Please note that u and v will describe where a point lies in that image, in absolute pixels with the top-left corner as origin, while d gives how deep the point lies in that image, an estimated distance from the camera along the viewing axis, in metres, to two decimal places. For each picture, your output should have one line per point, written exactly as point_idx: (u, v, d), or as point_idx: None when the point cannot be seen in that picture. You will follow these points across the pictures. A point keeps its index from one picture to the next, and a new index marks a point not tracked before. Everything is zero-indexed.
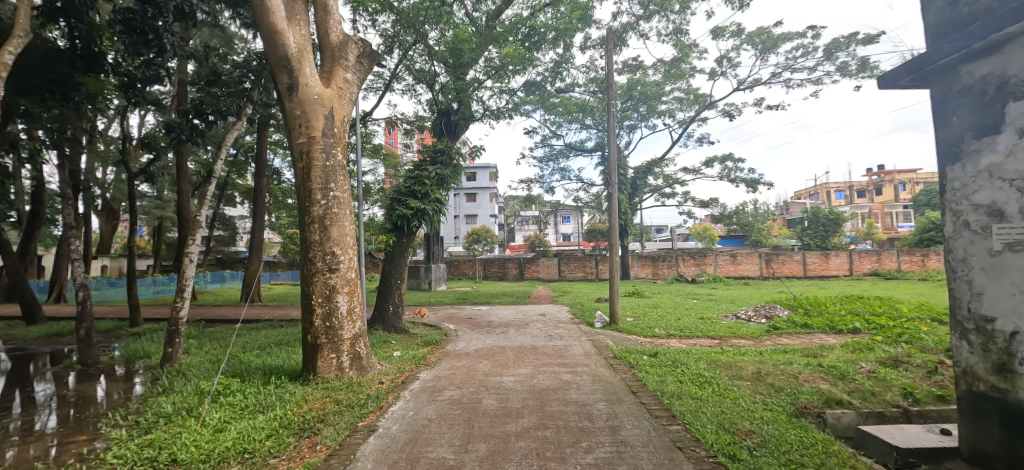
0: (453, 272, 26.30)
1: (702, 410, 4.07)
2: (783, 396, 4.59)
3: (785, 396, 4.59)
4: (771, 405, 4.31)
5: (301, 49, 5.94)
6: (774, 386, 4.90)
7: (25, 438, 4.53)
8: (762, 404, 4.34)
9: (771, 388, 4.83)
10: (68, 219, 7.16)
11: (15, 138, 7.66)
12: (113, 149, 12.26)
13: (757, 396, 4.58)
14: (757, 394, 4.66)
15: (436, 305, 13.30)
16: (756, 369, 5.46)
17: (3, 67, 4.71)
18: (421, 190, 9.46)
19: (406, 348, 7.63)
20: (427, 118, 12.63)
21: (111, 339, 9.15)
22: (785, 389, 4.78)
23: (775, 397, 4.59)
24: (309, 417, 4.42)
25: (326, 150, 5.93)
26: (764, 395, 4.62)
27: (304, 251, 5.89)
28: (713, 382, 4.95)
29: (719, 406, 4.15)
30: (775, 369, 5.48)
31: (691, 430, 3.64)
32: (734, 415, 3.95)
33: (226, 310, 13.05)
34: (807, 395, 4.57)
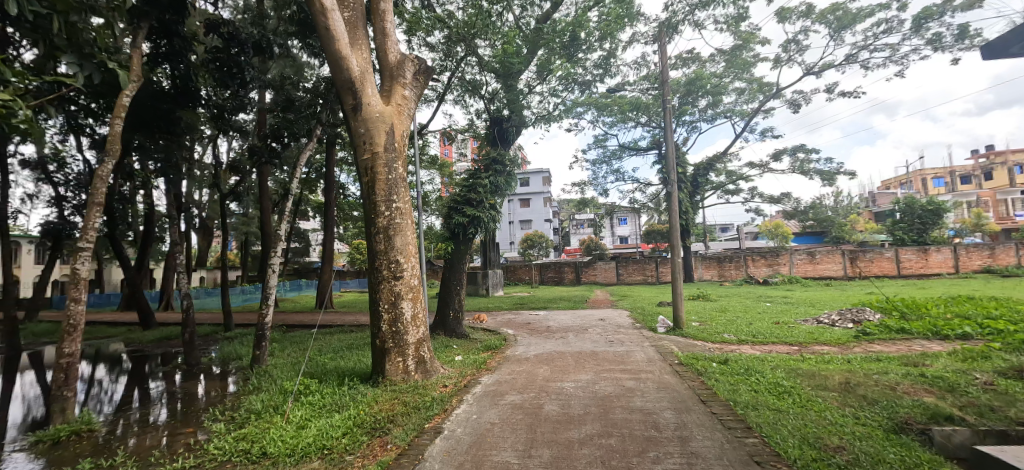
0: (510, 277, 26.57)
1: (782, 422, 3.85)
2: (878, 410, 4.21)
3: (881, 410, 4.21)
4: (865, 419, 3.97)
5: (363, 71, 6.35)
6: (867, 398, 4.50)
7: (143, 429, 5.19)
8: (853, 418, 4.01)
9: (863, 401, 4.45)
10: (173, 237, 8.08)
11: (131, 170, 8.82)
12: (207, 173, 13.69)
13: (846, 409, 4.24)
14: (845, 406, 4.32)
15: (495, 310, 13.51)
16: (845, 379, 5.06)
17: (124, 111, 5.50)
18: (476, 198, 9.76)
19: (467, 353, 7.83)
20: (480, 127, 12.97)
21: (209, 343, 10.18)
22: (880, 403, 4.38)
23: (868, 410, 4.23)
24: (380, 417, 4.68)
25: (388, 164, 6.29)
26: (856, 408, 4.27)
27: (371, 260, 6.27)
28: (794, 392, 4.65)
29: (802, 419, 3.89)
30: (867, 380, 5.04)
31: (771, 444, 3.44)
32: (820, 430, 3.69)
33: (304, 316, 14.09)
34: (908, 409, 4.16)
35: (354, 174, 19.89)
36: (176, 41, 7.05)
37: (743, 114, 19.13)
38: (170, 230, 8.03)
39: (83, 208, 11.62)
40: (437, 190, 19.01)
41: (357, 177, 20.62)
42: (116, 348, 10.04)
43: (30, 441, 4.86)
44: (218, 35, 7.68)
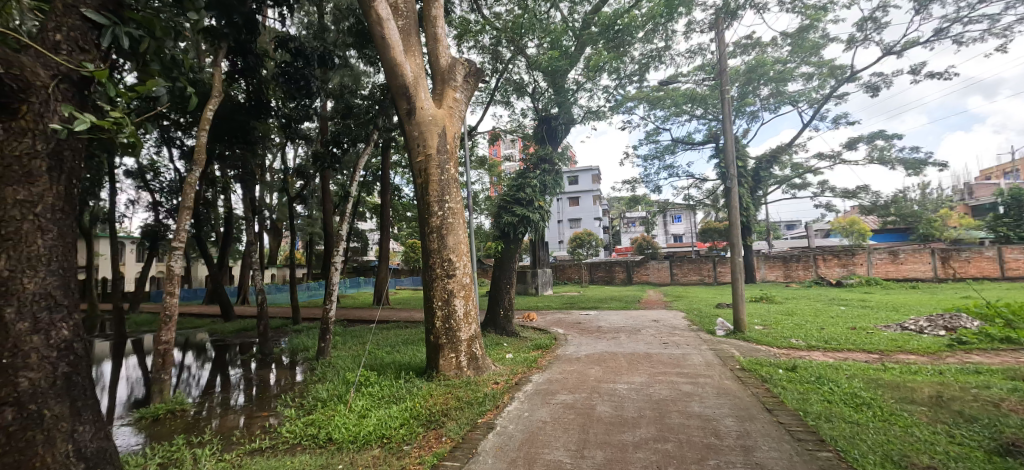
0: (559, 277, 26.52)
1: (860, 436, 3.59)
2: (976, 428, 3.81)
3: (981, 429, 3.81)
4: (960, 438, 3.61)
5: (416, 76, 6.59)
6: (963, 415, 4.09)
7: (225, 411, 5.70)
8: (946, 436, 3.67)
9: (958, 417, 4.05)
10: (249, 237, 8.79)
11: (212, 177, 9.68)
12: (276, 178, 14.72)
13: (937, 425, 3.88)
14: (937, 423, 3.94)
15: (545, 309, 13.53)
16: (936, 393, 4.62)
17: (208, 124, 6.06)
18: (526, 198, 9.86)
19: (517, 351, 7.91)
20: (528, 126, 13.05)
21: (279, 334, 10.95)
22: (979, 420, 3.96)
23: (965, 428, 3.84)
24: (434, 410, 4.85)
25: (441, 166, 6.48)
26: (949, 425, 3.90)
27: (425, 258, 6.51)
28: (875, 405, 4.31)
29: (885, 435, 3.61)
30: (963, 395, 4.57)
31: (847, 460, 3.23)
32: (907, 447, 3.40)
33: (364, 312, 14.81)
34: (1014, 429, 3.73)
35: (407, 176, 20.66)
36: (250, 59, 7.67)
37: (812, 101, 17.90)
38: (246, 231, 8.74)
39: (174, 212, 12.88)
40: (487, 190, 19.58)
41: (410, 179, 21.40)
42: (201, 338, 11.08)
43: (135, 418, 5.49)
44: (287, 50, 8.17)
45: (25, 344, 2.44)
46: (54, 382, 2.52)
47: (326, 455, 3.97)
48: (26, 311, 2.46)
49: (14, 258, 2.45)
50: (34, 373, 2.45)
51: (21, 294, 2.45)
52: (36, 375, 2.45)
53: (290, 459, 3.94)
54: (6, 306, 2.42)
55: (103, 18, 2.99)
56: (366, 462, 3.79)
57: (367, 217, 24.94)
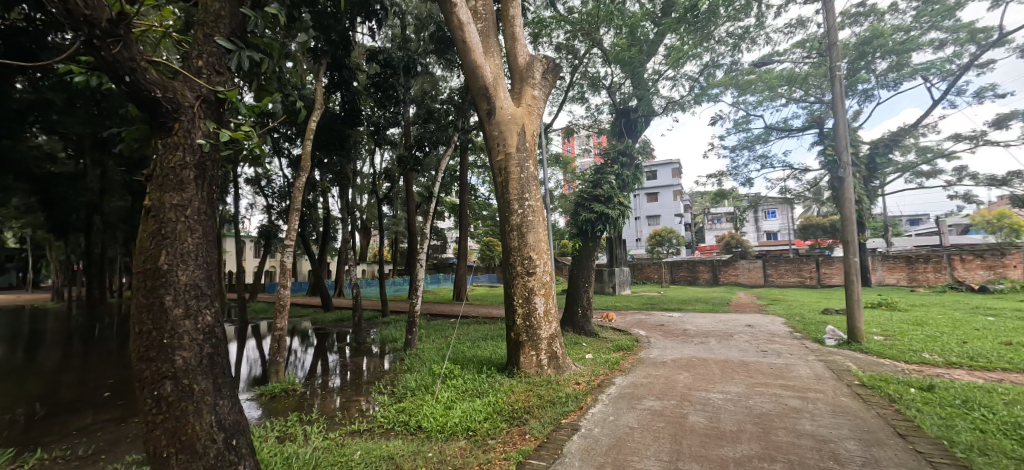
0: (638, 276, 25.74)
1: None
2: None
3: None
4: None
5: (496, 76, 6.66)
6: None
7: (327, 393, 6.22)
8: None
9: None
10: (344, 235, 9.52)
11: (313, 182, 10.61)
12: (366, 181, 15.80)
13: None
14: None
15: (624, 309, 13.13)
16: None
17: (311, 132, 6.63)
18: (604, 194, 9.63)
19: (598, 352, 7.74)
20: (604, 121, 12.73)
21: (370, 325, 11.75)
22: None
23: None
24: (517, 406, 4.88)
25: (520, 164, 6.51)
26: None
27: (505, 257, 6.58)
28: None
29: None
30: None
31: None
32: None
33: (446, 307, 15.43)
34: None
35: (484, 175, 21.14)
36: (344, 72, 8.28)
37: (945, 73, 15.47)
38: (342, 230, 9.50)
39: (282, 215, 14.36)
40: (561, 188, 19.47)
41: (486, 177, 21.88)
42: (305, 326, 12.22)
43: (257, 394, 6.25)
44: (376, 62, 8.70)
45: (180, 327, 2.82)
46: (201, 361, 2.87)
47: (417, 442, 4.17)
48: (180, 299, 2.84)
49: (172, 254, 2.84)
50: (187, 353, 2.82)
51: (177, 285, 2.83)
52: (188, 354, 2.82)
53: (384, 444, 4.21)
54: (166, 294, 2.80)
55: (230, 44, 3.32)
56: (453, 452, 3.90)
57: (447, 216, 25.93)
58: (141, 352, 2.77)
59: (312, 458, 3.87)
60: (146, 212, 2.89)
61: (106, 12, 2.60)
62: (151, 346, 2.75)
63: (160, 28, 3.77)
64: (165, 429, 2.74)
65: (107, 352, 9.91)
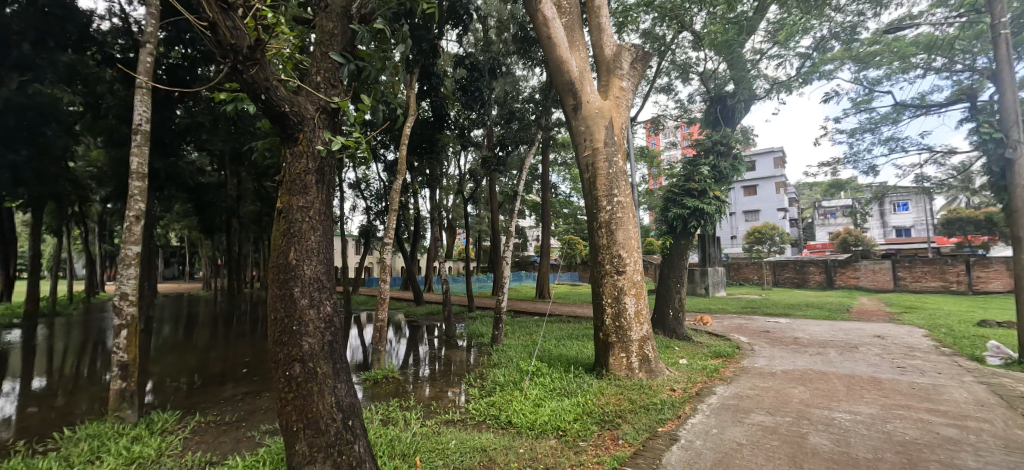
0: (734, 277, 24.36)
1: None
2: None
3: None
4: None
5: (582, 70, 6.49)
6: None
7: (421, 382, 6.58)
8: None
9: None
10: (435, 234, 10.01)
11: (406, 183, 11.26)
12: (453, 181, 16.40)
13: None
14: None
15: (721, 313, 12.19)
16: None
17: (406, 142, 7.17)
18: (698, 188, 9.00)
19: (693, 357, 7.25)
20: (696, 110, 11.90)
21: (459, 320, 12.20)
22: None
23: None
24: (608, 409, 4.70)
25: (608, 158, 6.28)
26: None
27: (593, 254, 6.40)
28: None
29: None
30: None
31: None
32: None
33: (530, 304, 15.55)
34: None
35: (566, 172, 20.94)
36: (433, 80, 8.69)
37: None
38: (433, 229, 10.00)
39: (379, 215, 15.46)
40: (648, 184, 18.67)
41: (568, 174, 21.65)
42: (400, 318, 13.04)
43: (362, 379, 6.81)
44: (463, 66, 8.97)
45: (306, 316, 3.08)
46: (323, 347, 3.13)
47: (509, 437, 4.22)
48: (306, 290, 3.11)
49: (300, 250, 3.13)
50: (312, 339, 3.08)
51: (304, 278, 3.11)
52: (313, 339, 3.08)
53: (478, 435, 4.32)
54: (295, 286, 3.09)
55: (343, 58, 3.58)
56: (545, 451, 3.86)
57: (529, 214, 26.11)
58: (276, 336, 3.09)
59: (413, 443, 4.08)
60: (278, 213, 3.22)
61: (244, 39, 2.95)
62: (284, 332, 3.05)
63: (284, 50, 4.21)
64: (295, 405, 3.02)
65: (242, 333, 11.44)
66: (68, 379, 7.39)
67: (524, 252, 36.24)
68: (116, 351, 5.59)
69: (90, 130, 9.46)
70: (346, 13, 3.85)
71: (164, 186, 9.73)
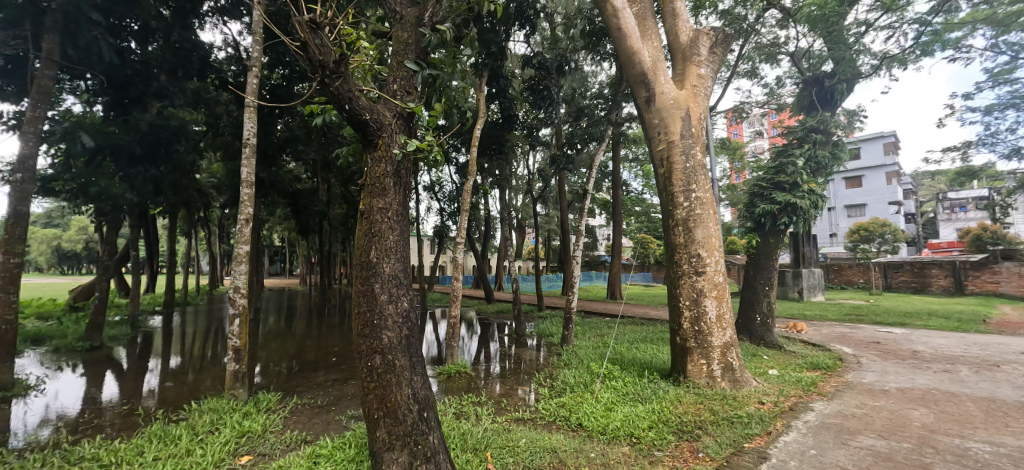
0: (833, 279, 21.74)
1: None
2: None
3: None
4: None
5: (655, 60, 6.14)
6: None
7: (492, 379, 6.69)
8: None
9: None
10: (505, 234, 10.12)
11: (477, 184, 11.50)
12: (522, 181, 16.48)
13: None
14: None
15: (818, 319, 10.98)
16: None
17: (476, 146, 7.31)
18: (789, 181, 8.16)
19: (785, 368, 6.57)
20: (786, 95, 10.80)
21: (529, 319, 12.23)
22: None
23: None
24: (686, 419, 4.40)
25: (685, 152, 5.89)
26: None
27: (669, 254, 6.06)
28: None
29: None
30: None
31: None
32: None
33: (602, 305, 15.18)
34: None
35: (638, 168, 20.14)
36: (502, 82, 8.78)
37: None
38: (503, 228, 10.11)
39: (452, 215, 16.00)
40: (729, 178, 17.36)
41: (640, 170, 20.83)
42: (472, 315, 13.37)
43: (437, 373, 7.08)
44: (530, 66, 8.94)
45: (386, 310, 3.26)
46: (401, 340, 3.28)
47: (580, 440, 4.16)
48: (386, 287, 3.29)
49: (380, 249, 3.33)
50: (391, 332, 3.26)
51: (383, 275, 3.30)
52: (392, 333, 3.26)
53: (548, 435, 4.29)
54: (376, 282, 3.28)
55: (416, 66, 3.75)
56: (618, 457, 3.74)
57: (600, 213, 25.51)
58: (359, 329, 3.30)
59: (484, 438, 4.15)
60: (361, 215, 3.45)
61: (330, 55, 3.13)
62: (366, 325, 3.25)
63: (363, 62, 4.48)
64: (376, 394, 3.19)
65: (332, 325, 12.45)
66: (195, 359, 8.51)
67: (595, 251, 35.53)
68: (230, 337, 6.32)
69: (209, 145, 10.80)
70: (419, 22, 3.99)
71: (268, 192, 10.86)
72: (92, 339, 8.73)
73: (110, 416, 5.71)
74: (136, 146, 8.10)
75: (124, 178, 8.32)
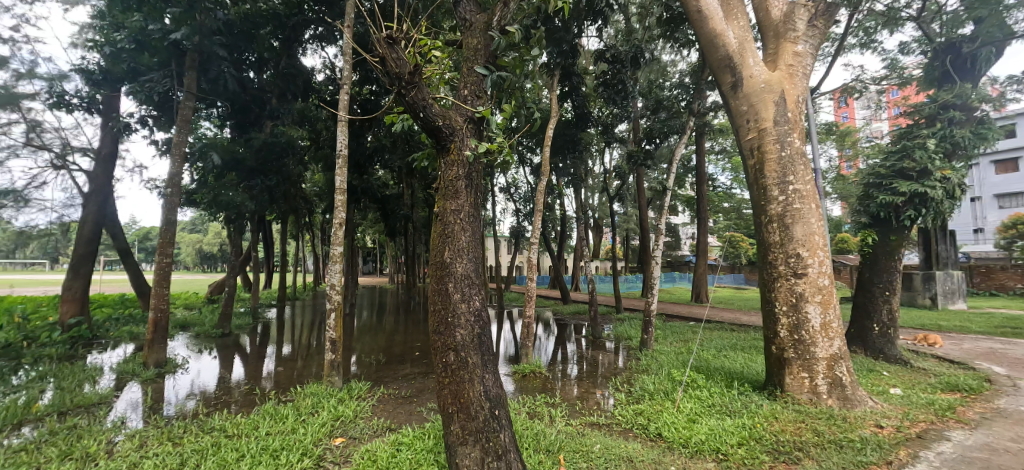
0: (978, 285, 18.06)
1: None
2: None
3: None
4: None
5: (742, 40, 5.58)
6: None
7: (565, 381, 6.60)
8: None
9: None
10: (581, 234, 9.91)
11: (551, 184, 11.42)
12: (597, 180, 16.10)
13: None
14: None
15: (954, 330, 9.24)
16: None
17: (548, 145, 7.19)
18: (915, 168, 6.92)
19: (913, 387, 5.58)
20: (910, 67, 9.21)
21: (607, 320, 11.87)
22: None
23: None
24: (783, 438, 4.01)
25: (780, 139, 5.28)
26: None
27: (762, 254, 5.49)
28: None
29: None
30: None
31: None
32: None
33: (686, 308, 14.28)
34: None
35: (724, 161, 18.64)
36: (574, 79, 8.61)
37: None
38: (579, 229, 9.92)
39: (529, 216, 16.14)
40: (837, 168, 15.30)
41: (727, 163, 19.24)
42: (548, 316, 13.35)
43: (512, 371, 7.18)
44: (604, 60, 8.65)
45: (459, 308, 3.37)
46: (474, 339, 3.37)
47: (657, 452, 3.96)
48: (459, 286, 3.40)
49: (452, 250, 3.44)
50: (464, 330, 3.35)
51: (457, 275, 3.41)
52: (465, 331, 3.35)
53: (624, 443, 4.13)
54: (450, 281, 3.40)
55: (485, 69, 3.80)
56: None
57: (683, 210, 24.02)
58: (435, 327, 3.44)
59: (557, 440, 4.11)
60: (436, 217, 3.61)
61: (405, 67, 3.32)
62: (440, 323, 3.38)
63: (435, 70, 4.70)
64: (450, 390, 3.30)
65: (420, 321, 13.25)
66: (302, 348, 9.58)
67: (678, 252, 33.52)
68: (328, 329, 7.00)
69: (313, 158, 12.06)
70: (487, 28, 4.08)
71: (361, 198, 11.88)
72: (223, 327, 10.23)
73: (236, 393, 6.66)
74: (252, 160, 9.36)
75: (246, 189, 9.63)
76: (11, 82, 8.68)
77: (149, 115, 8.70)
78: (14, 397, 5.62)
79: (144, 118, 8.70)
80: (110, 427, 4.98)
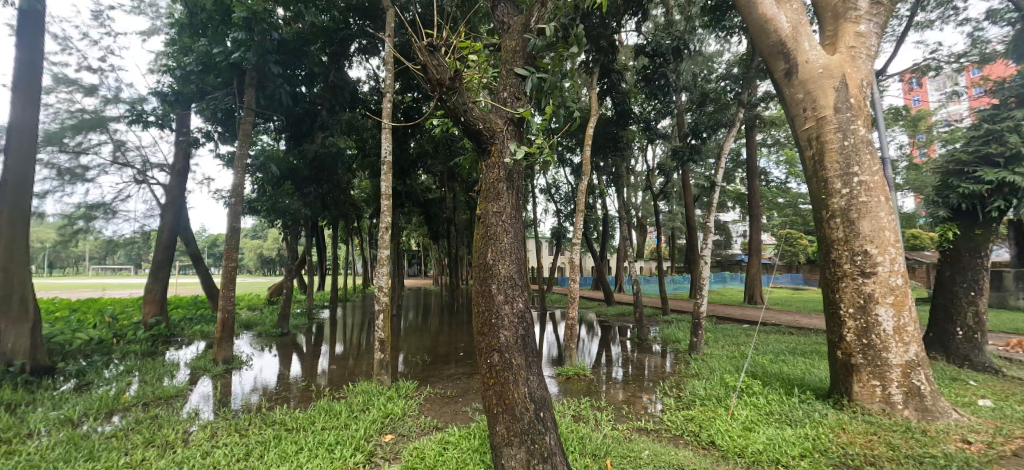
0: None
1: None
2: None
3: None
4: None
5: (796, 24, 5.21)
6: None
7: (611, 384, 6.45)
8: None
9: None
10: (623, 233, 9.67)
11: (593, 183, 11.22)
12: (640, 178, 15.69)
13: None
14: None
15: None
16: None
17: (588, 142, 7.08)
18: (1003, 153, 6.18)
19: (1009, 398, 4.97)
20: (994, 42, 8.27)
21: (653, 322, 11.51)
22: None
23: None
24: (854, 451, 3.69)
25: (842, 128, 4.89)
26: None
27: (824, 251, 5.10)
28: None
29: None
30: None
31: None
32: None
33: (739, 310, 13.58)
34: None
35: (776, 153, 17.62)
36: (614, 76, 8.41)
37: None
38: (620, 228, 9.69)
39: (570, 216, 15.99)
40: (909, 156, 13.97)
41: (781, 156, 18.15)
42: (591, 317, 13.14)
43: (556, 373, 7.11)
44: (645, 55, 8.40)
45: (502, 309, 3.36)
46: (518, 340, 3.35)
47: (711, 461, 3.76)
48: (501, 287, 3.39)
49: (495, 251, 3.43)
50: (508, 331, 3.33)
51: (500, 276, 3.39)
52: (509, 332, 3.33)
53: (674, 450, 3.97)
54: (492, 283, 3.40)
55: (524, 71, 3.78)
56: None
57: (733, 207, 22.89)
58: (478, 328, 3.45)
59: (603, 444, 4.01)
60: (477, 219, 3.62)
61: (446, 72, 3.34)
62: (484, 324, 3.39)
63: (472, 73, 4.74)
64: (495, 391, 3.30)
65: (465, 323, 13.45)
66: (354, 347, 10.00)
67: (729, 250, 32.04)
68: (377, 330, 7.26)
69: (362, 165, 12.59)
70: (524, 29, 4.04)
71: (406, 202, 12.26)
72: (282, 327, 10.88)
73: (295, 389, 7.06)
74: (307, 169, 9.95)
75: (300, 196, 10.32)
76: (100, 107, 9.67)
77: (215, 130, 9.42)
78: (105, 389, 6.23)
79: (210, 134, 9.44)
80: (186, 418, 5.41)
